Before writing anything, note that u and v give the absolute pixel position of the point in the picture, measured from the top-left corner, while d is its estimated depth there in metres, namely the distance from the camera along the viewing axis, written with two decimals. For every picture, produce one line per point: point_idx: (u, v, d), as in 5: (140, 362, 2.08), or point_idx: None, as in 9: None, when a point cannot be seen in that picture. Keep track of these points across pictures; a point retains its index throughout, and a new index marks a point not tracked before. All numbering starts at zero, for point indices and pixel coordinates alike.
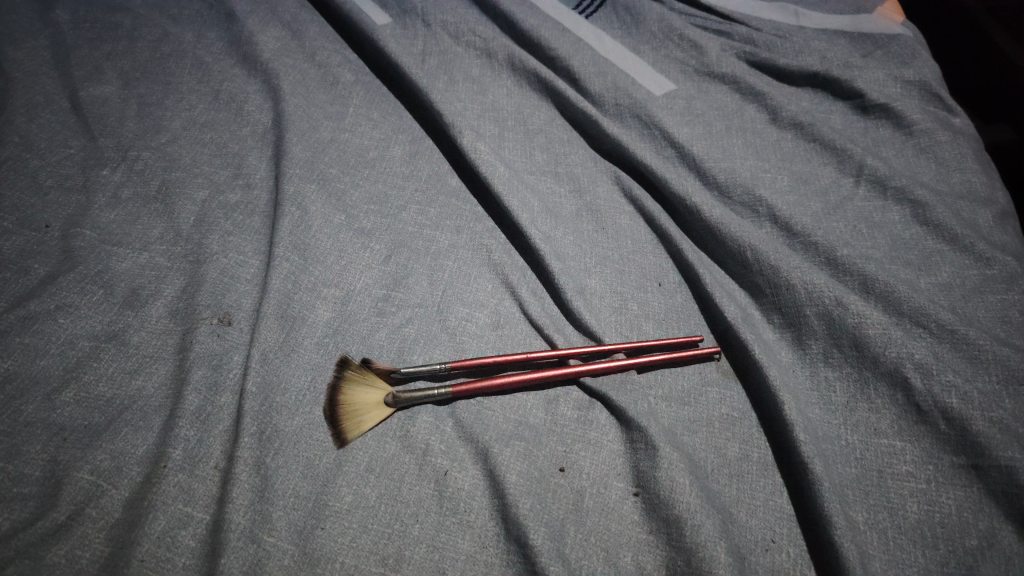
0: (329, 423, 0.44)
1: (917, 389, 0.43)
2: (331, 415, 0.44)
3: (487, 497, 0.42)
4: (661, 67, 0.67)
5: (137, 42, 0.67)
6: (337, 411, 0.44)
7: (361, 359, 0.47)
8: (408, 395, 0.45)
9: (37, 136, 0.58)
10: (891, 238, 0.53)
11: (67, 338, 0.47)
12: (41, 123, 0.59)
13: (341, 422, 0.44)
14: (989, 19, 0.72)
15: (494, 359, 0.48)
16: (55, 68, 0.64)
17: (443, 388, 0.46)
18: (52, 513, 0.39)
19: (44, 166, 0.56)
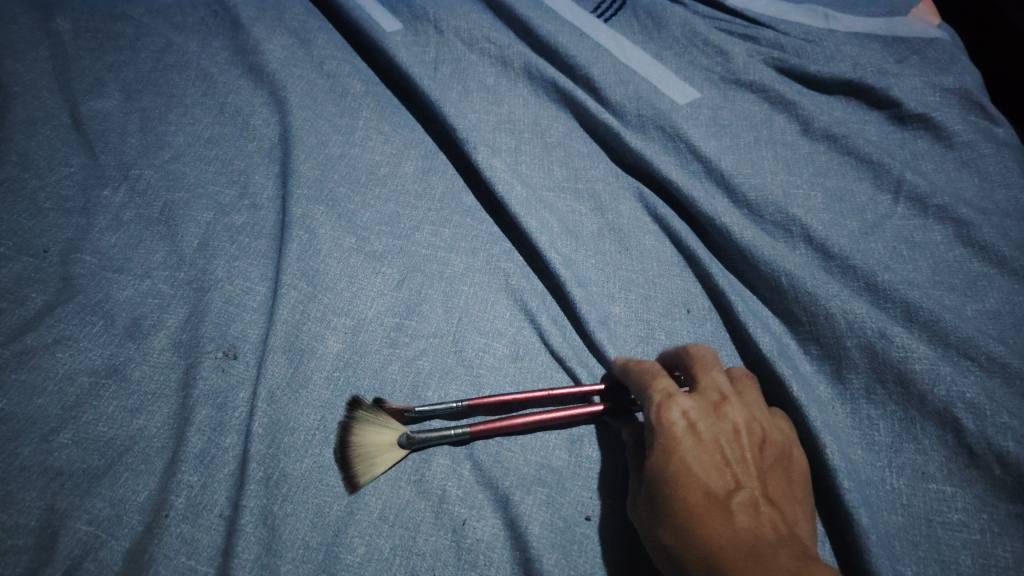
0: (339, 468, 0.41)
1: (968, 431, 0.40)
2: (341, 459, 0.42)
3: (508, 549, 0.39)
4: (685, 75, 0.64)
5: (139, 53, 0.65)
6: (348, 454, 0.42)
7: (374, 399, 0.45)
8: (422, 436, 0.43)
9: (37, 154, 0.56)
10: (934, 260, 0.50)
11: (65, 373, 0.45)
12: (41, 140, 0.57)
13: (352, 467, 0.42)
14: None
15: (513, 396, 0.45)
16: (55, 82, 0.62)
17: (460, 429, 0.43)
18: (47, 569, 0.37)
19: (44, 187, 0.54)
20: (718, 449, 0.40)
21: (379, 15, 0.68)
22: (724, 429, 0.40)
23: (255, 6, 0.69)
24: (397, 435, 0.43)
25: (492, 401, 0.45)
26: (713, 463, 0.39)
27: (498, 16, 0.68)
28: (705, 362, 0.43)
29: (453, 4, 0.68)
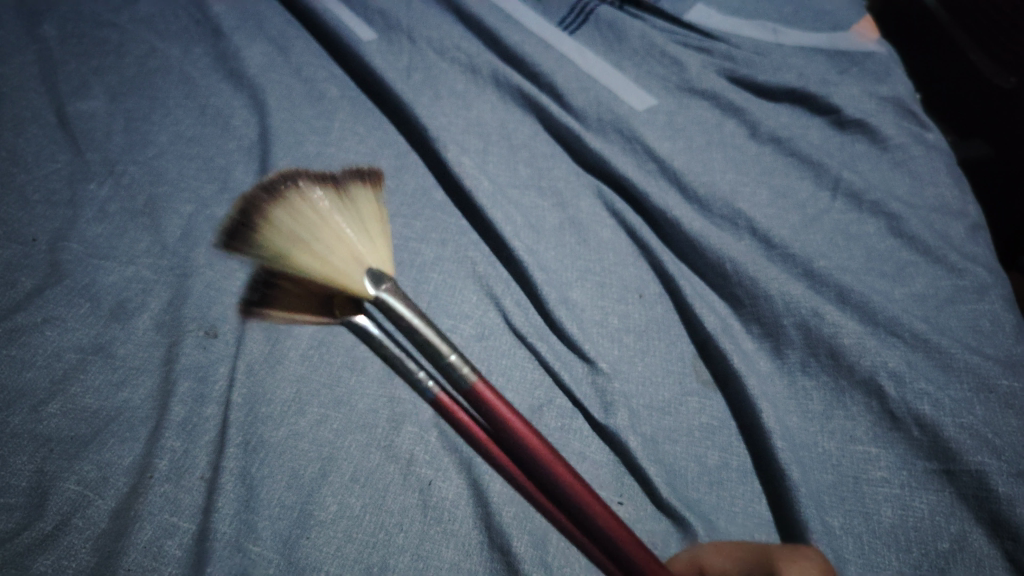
0: (252, 211, 0.54)
1: (891, 397, 0.46)
2: (252, 216, 0.54)
3: (470, 506, 0.43)
4: (643, 78, 0.68)
5: (124, 57, 0.67)
6: (256, 219, 0.53)
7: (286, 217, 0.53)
8: (343, 240, 0.52)
9: (26, 151, 0.58)
10: (867, 250, 0.55)
11: (53, 350, 0.47)
12: (29, 138, 0.59)
13: (247, 226, 0.54)
14: (964, 37, 0.75)
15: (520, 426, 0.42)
16: (43, 83, 0.64)
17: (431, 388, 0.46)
18: (39, 524, 0.39)
19: (34, 181, 0.56)
20: None
21: (353, 23, 0.71)
22: None
23: (235, 16, 0.72)
24: (334, 230, 0.52)
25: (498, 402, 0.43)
26: None
27: (466, 27, 0.72)
28: None
29: (423, 14, 0.71)
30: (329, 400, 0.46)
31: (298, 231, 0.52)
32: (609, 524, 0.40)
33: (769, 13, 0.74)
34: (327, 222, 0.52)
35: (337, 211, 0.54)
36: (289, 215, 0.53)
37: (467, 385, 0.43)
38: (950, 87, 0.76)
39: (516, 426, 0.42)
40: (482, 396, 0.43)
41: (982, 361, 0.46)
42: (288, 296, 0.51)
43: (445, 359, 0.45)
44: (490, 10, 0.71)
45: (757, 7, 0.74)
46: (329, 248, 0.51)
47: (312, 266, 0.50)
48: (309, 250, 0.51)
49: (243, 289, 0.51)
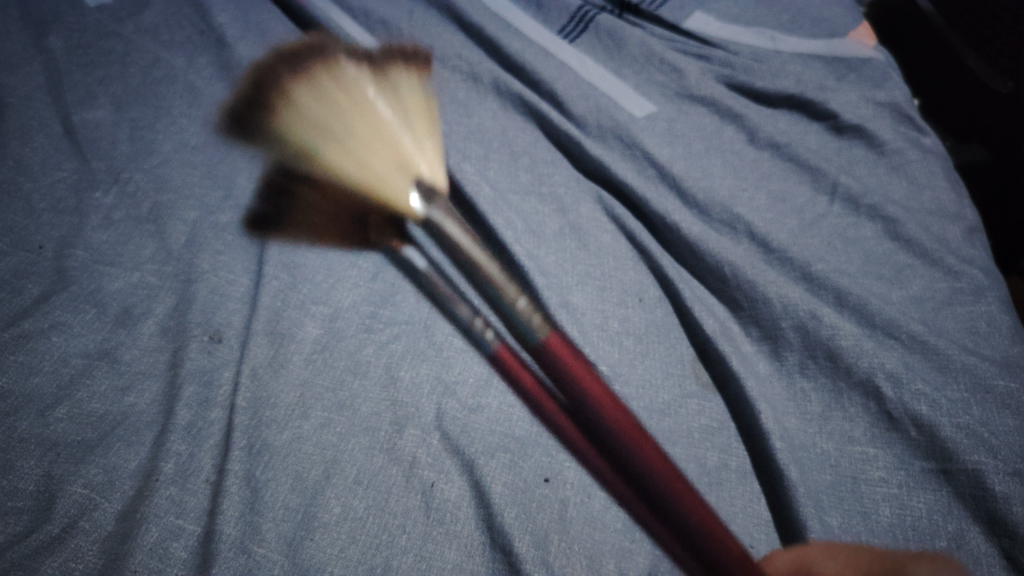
0: (308, 127, 0.58)
1: (888, 398, 0.47)
2: (308, 132, 0.58)
3: (473, 508, 0.44)
4: (644, 83, 0.68)
5: (129, 68, 0.68)
6: (313, 133, 0.57)
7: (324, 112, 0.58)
8: (386, 142, 0.52)
9: (32, 159, 0.59)
10: (865, 254, 0.56)
11: (59, 355, 0.47)
12: (35, 147, 0.60)
13: (302, 140, 0.58)
14: (953, 35, 0.76)
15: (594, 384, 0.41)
16: (48, 94, 0.65)
17: (492, 341, 0.50)
18: (45, 527, 0.40)
19: (40, 189, 0.57)
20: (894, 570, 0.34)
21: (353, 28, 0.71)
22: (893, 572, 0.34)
23: (239, 27, 0.73)
24: (375, 129, 0.53)
25: (574, 359, 0.41)
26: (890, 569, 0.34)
27: (468, 35, 0.72)
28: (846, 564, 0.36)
29: (424, 24, 0.72)
30: (332, 404, 0.47)
31: (350, 143, 0.54)
32: (695, 508, 0.37)
33: (768, 19, 0.74)
34: (376, 132, 0.53)
35: (393, 119, 0.56)
36: (346, 124, 0.55)
37: (540, 343, 0.42)
38: (948, 96, 0.76)
39: (602, 399, 0.40)
40: (556, 352, 0.42)
41: (978, 361, 0.47)
42: (318, 212, 0.56)
43: (513, 304, 0.45)
44: (490, 20, 0.72)
45: (756, 14, 0.74)
46: (376, 159, 0.51)
47: (359, 175, 0.52)
48: (358, 159, 0.53)
49: (276, 206, 0.57)
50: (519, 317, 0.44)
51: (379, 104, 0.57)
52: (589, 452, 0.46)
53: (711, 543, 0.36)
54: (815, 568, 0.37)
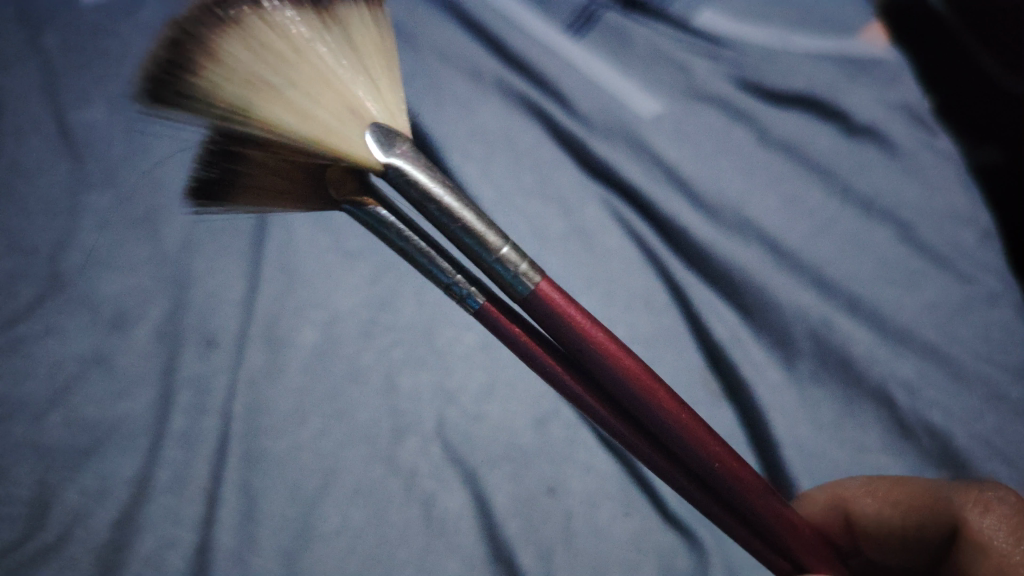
0: (196, 45, 0.34)
1: (901, 407, 0.49)
2: (192, 47, 0.34)
3: (474, 519, 0.43)
4: (656, 72, 0.63)
5: (106, 42, 0.59)
6: (203, 51, 0.34)
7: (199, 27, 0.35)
8: (332, 83, 0.35)
9: (5, 149, 0.54)
10: (877, 259, 0.55)
11: (53, 358, 0.45)
12: (22, 140, 0.54)
13: (186, 58, 0.34)
14: (959, 24, 0.74)
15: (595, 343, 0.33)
16: (21, 72, 0.58)
17: (478, 297, 0.35)
18: (41, 534, 0.40)
19: (20, 186, 0.52)
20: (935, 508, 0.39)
21: None
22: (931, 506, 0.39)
23: None
24: (314, 62, 0.35)
25: (571, 313, 0.33)
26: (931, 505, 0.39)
27: (461, 23, 0.64)
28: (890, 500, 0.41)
29: (410, 8, 0.63)
30: (330, 410, 0.45)
31: (273, 75, 0.34)
32: (750, 492, 0.36)
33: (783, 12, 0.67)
34: (315, 71, 0.35)
35: (324, 41, 0.36)
36: (255, 49, 0.35)
37: (530, 296, 0.32)
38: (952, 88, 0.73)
39: (639, 376, 0.34)
40: (554, 306, 0.33)
41: (986, 369, 0.51)
42: (270, 166, 0.35)
43: (491, 253, 0.32)
44: (483, 7, 0.65)
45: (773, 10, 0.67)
46: (314, 101, 0.34)
47: (287, 119, 0.34)
48: (284, 100, 0.34)
49: (203, 164, 0.36)
50: (496, 260, 0.32)
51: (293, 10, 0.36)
52: (603, 413, 0.35)
53: (773, 521, 0.37)
54: (858, 510, 0.41)
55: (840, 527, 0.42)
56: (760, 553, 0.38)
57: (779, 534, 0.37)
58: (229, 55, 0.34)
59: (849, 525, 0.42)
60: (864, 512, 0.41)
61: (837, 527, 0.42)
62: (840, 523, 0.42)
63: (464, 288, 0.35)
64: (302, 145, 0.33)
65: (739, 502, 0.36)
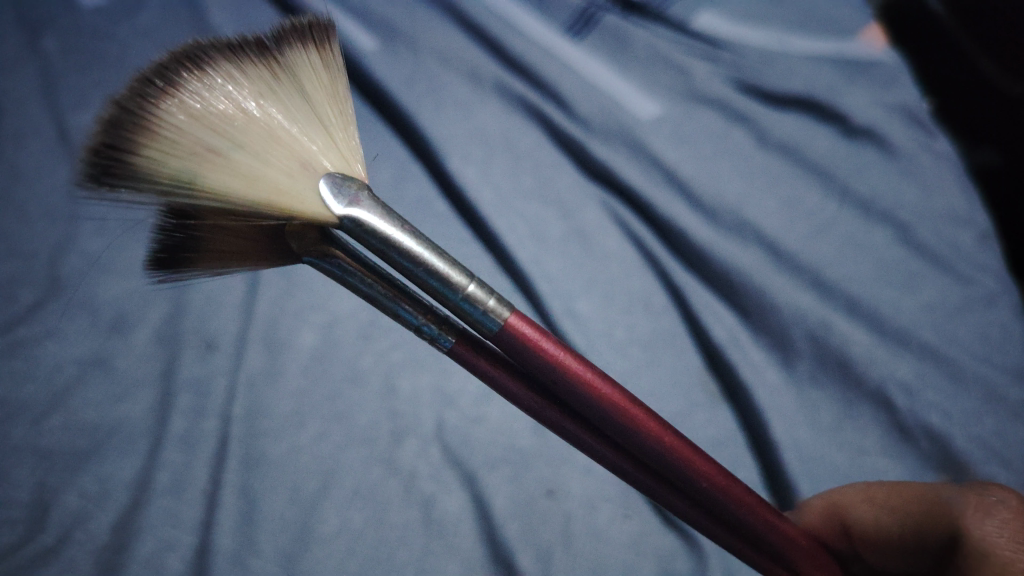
0: (129, 126, 0.34)
1: (900, 408, 0.50)
2: (126, 127, 0.34)
3: (473, 521, 0.43)
4: (654, 75, 0.63)
5: (104, 44, 0.59)
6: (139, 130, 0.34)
7: (139, 112, 0.35)
8: (281, 142, 0.35)
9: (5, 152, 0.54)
10: (875, 261, 0.55)
11: (52, 360, 0.45)
12: (19, 141, 0.54)
13: (122, 140, 0.34)
14: (954, 26, 0.74)
15: (576, 376, 0.33)
16: (19, 74, 0.58)
17: (449, 339, 0.34)
18: (41, 536, 0.40)
19: (20, 190, 0.52)
20: (934, 516, 0.37)
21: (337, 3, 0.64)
22: (928, 515, 0.38)
23: None
24: (264, 127, 0.35)
25: (546, 348, 0.33)
26: (929, 515, 0.38)
27: (458, 25, 0.64)
28: (884, 505, 0.39)
29: (409, 11, 0.64)
30: (330, 412, 0.45)
31: (214, 140, 0.34)
32: (740, 501, 0.36)
33: (782, 13, 0.67)
34: (258, 126, 0.35)
35: (271, 105, 0.36)
36: (192, 116, 0.35)
37: (503, 334, 0.32)
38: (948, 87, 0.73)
39: (624, 407, 0.34)
40: (525, 340, 0.33)
41: (982, 369, 0.51)
42: (224, 231, 0.34)
43: (460, 292, 0.32)
44: (482, 10, 0.64)
45: (774, 10, 0.67)
46: (259, 158, 0.34)
47: (232, 183, 0.33)
48: (227, 161, 0.34)
49: (159, 231, 0.35)
50: (464, 299, 0.32)
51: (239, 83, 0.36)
52: (593, 443, 0.36)
53: (774, 536, 0.37)
54: (853, 517, 0.40)
55: (837, 534, 0.41)
56: (752, 559, 0.38)
57: (772, 542, 0.37)
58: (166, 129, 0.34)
59: (846, 530, 0.41)
60: (861, 521, 0.40)
61: (834, 532, 0.41)
62: (837, 530, 0.41)
63: (434, 329, 0.34)
64: (251, 207, 0.33)
65: (733, 515, 0.36)
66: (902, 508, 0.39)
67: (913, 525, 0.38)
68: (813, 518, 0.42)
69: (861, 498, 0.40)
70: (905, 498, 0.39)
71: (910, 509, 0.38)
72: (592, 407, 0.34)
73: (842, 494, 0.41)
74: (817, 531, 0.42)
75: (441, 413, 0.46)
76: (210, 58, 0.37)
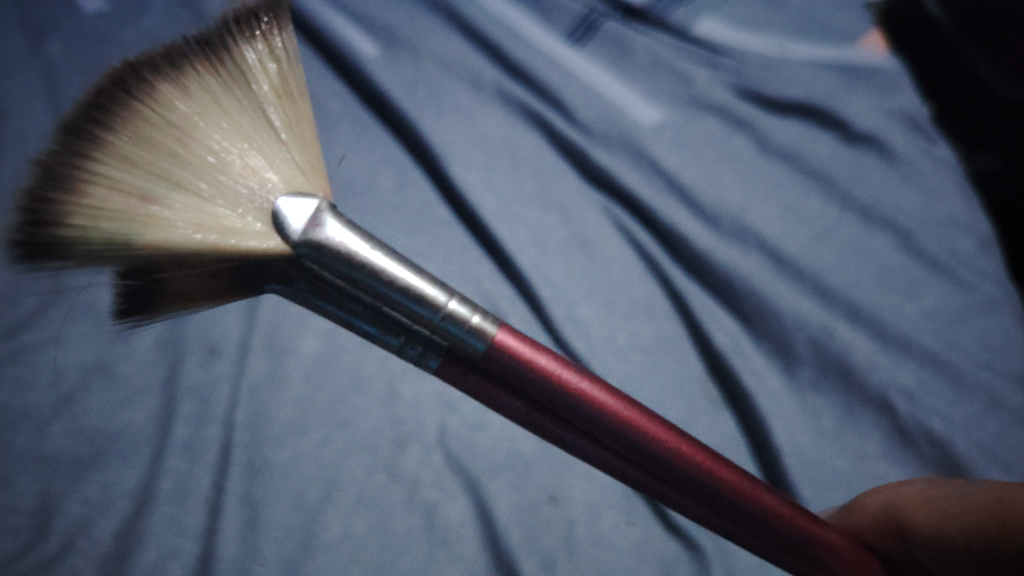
0: (67, 190, 0.37)
1: (902, 414, 0.50)
2: (64, 190, 0.37)
3: (476, 528, 0.43)
4: (656, 81, 0.63)
5: (107, 50, 0.59)
6: (74, 188, 0.37)
7: (66, 172, 0.38)
8: (224, 174, 0.40)
9: (5, 156, 0.53)
10: (877, 267, 0.55)
11: (55, 367, 0.45)
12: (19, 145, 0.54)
13: (55, 206, 0.37)
14: (954, 31, 0.73)
15: (547, 377, 0.39)
16: (19, 78, 0.57)
17: (433, 354, 0.41)
18: (45, 544, 0.40)
19: None
20: (991, 511, 0.37)
21: (340, 9, 0.64)
22: (980, 510, 0.38)
23: None
24: (201, 161, 0.40)
25: (525, 354, 0.39)
26: (984, 508, 0.38)
27: (460, 31, 0.64)
28: (937, 502, 0.40)
29: (411, 17, 0.64)
30: (332, 419, 0.45)
31: (156, 184, 0.39)
32: (727, 484, 0.40)
33: (783, 20, 0.67)
34: (200, 158, 0.40)
35: (207, 139, 0.40)
36: (131, 168, 0.39)
37: (485, 348, 0.38)
38: (947, 92, 0.74)
39: (603, 404, 0.39)
40: (508, 352, 0.38)
41: (982, 376, 0.52)
42: (186, 275, 0.39)
43: (430, 305, 0.37)
44: (484, 16, 0.65)
45: (774, 16, 0.67)
46: (201, 194, 0.39)
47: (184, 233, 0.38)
48: (170, 206, 0.38)
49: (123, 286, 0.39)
50: (443, 316, 0.37)
51: (170, 123, 0.40)
52: (579, 441, 0.42)
53: (793, 531, 0.40)
54: (908, 519, 0.41)
55: (889, 537, 0.42)
56: (780, 559, 0.41)
57: (778, 532, 0.40)
58: (104, 182, 0.38)
59: (901, 533, 0.41)
60: (914, 519, 0.41)
61: (883, 534, 0.42)
62: (891, 532, 0.42)
63: (419, 350, 0.41)
64: (200, 253, 0.38)
65: (727, 502, 0.40)
66: (955, 506, 0.39)
67: (968, 521, 0.38)
68: (866, 524, 0.43)
69: (917, 501, 0.41)
70: (962, 495, 0.39)
71: (962, 507, 0.39)
72: (574, 405, 0.39)
73: (897, 497, 0.42)
74: (866, 533, 0.43)
75: (445, 421, 0.46)
76: (133, 100, 0.40)
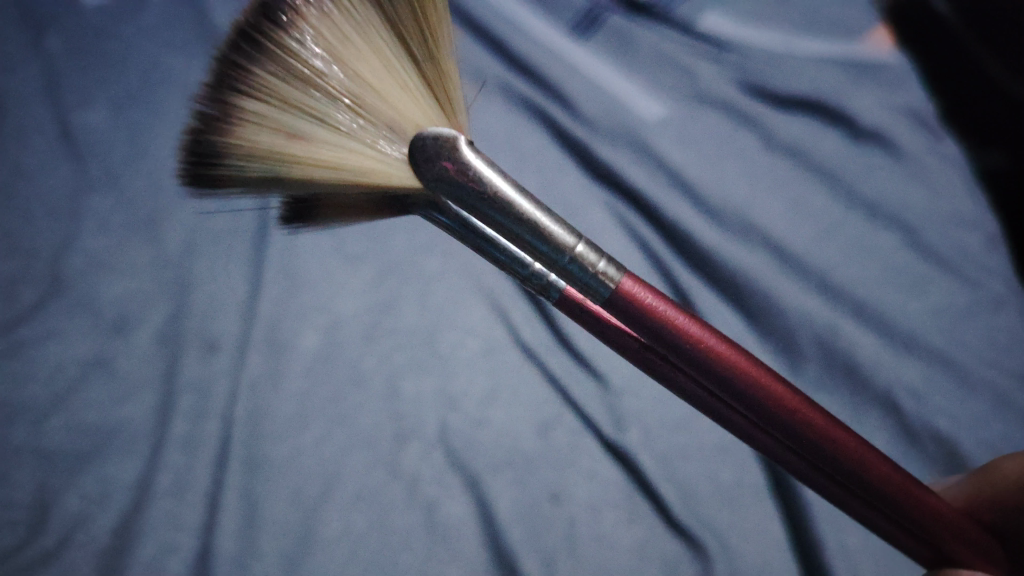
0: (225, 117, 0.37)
1: (907, 413, 0.50)
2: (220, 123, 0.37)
3: (477, 526, 0.43)
4: (660, 75, 0.63)
5: (104, 38, 0.58)
6: (228, 123, 0.37)
7: (227, 96, 0.37)
8: (375, 103, 0.37)
9: (5, 150, 0.53)
10: (883, 264, 0.55)
11: (55, 361, 0.45)
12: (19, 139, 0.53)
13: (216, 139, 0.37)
14: None
15: (688, 341, 0.33)
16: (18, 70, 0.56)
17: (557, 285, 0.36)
18: (40, 539, 0.40)
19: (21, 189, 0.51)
20: None
21: None
22: None
23: None
24: (357, 87, 0.37)
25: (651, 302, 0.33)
26: None
27: (463, 25, 0.64)
28: None
29: None
30: (331, 415, 0.45)
31: (304, 115, 0.37)
32: (866, 466, 0.35)
33: (790, 14, 0.66)
34: (353, 82, 0.37)
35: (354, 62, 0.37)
36: (282, 97, 0.37)
37: (611, 296, 0.33)
38: None
39: (742, 368, 0.34)
40: (635, 301, 0.33)
41: (987, 373, 0.51)
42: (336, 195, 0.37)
43: (563, 251, 0.32)
44: (486, 11, 0.64)
45: (781, 10, 0.66)
46: (345, 130, 0.37)
47: (323, 168, 0.36)
48: (317, 139, 0.36)
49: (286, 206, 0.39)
50: (570, 259, 0.32)
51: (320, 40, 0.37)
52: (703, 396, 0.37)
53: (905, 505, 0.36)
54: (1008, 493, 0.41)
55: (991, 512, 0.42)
56: (875, 523, 0.39)
57: (893, 498, 0.36)
58: (257, 117, 0.37)
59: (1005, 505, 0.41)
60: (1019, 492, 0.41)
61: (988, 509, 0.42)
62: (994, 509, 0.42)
63: (549, 281, 0.36)
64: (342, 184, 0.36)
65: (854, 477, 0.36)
66: None
67: None
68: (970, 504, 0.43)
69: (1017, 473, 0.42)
70: None
71: None
72: (692, 355, 0.33)
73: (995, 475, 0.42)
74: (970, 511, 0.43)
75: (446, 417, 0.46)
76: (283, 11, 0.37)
